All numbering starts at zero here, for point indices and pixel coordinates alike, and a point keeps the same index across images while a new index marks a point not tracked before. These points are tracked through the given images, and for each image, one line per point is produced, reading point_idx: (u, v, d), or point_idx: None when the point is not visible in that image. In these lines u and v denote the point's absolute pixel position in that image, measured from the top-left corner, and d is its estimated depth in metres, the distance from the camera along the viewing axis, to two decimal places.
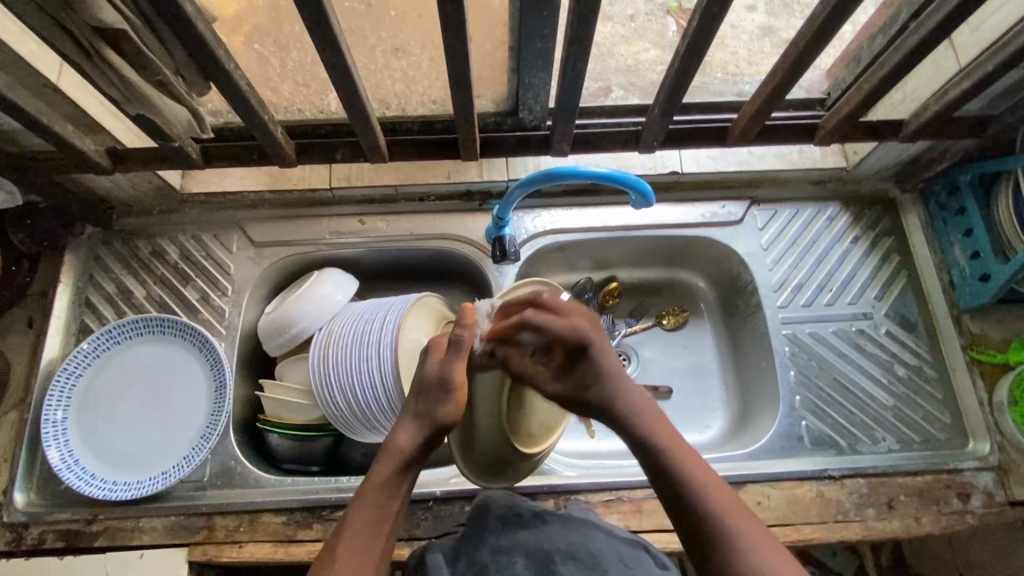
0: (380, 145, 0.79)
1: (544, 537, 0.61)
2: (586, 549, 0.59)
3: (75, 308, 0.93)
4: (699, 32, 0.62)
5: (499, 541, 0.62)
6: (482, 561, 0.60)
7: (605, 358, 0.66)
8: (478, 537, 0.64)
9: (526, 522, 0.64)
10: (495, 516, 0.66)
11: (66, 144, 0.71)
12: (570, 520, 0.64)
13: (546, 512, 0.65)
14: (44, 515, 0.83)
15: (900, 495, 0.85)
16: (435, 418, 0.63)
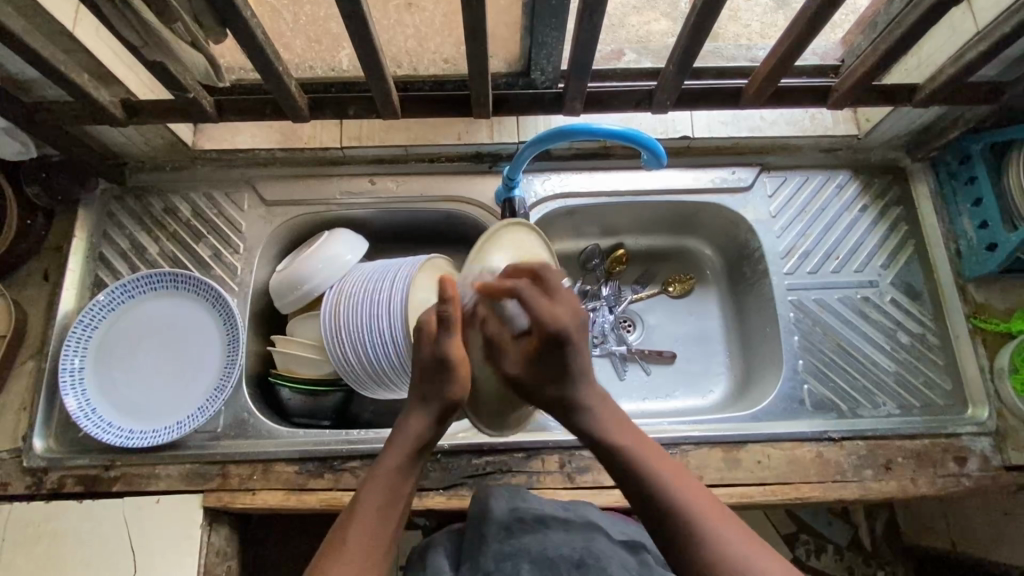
0: (392, 100, 0.79)
1: (547, 542, 0.72)
2: (589, 556, 0.70)
3: (90, 263, 0.95)
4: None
5: (504, 546, 0.71)
6: (489, 566, 0.70)
7: (569, 362, 0.65)
8: (480, 539, 0.73)
9: (527, 527, 0.74)
10: (497, 517, 0.74)
11: (83, 93, 0.71)
12: (572, 529, 0.74)
13: (546, 516, 0.75)
14: (63, 460, 0.85)
15: (898, 458, 0.86)
16: (442, 397, 0.65)
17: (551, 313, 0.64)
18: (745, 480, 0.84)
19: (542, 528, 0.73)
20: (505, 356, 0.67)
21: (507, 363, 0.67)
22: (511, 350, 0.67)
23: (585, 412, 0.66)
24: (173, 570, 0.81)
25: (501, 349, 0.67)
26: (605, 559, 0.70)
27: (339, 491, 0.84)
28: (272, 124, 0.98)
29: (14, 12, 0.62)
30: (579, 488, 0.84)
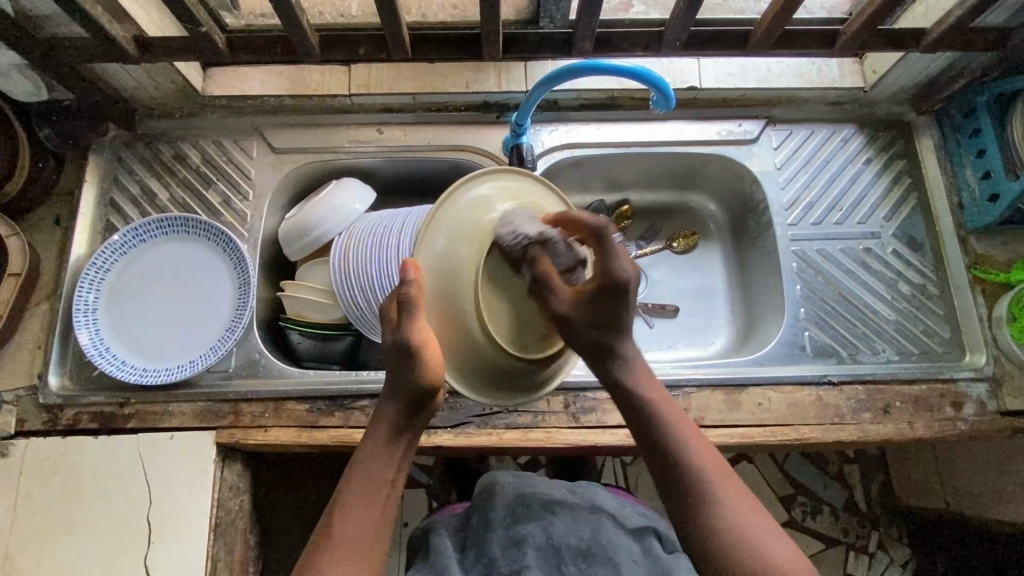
0: (403, 37, 0.79)
1: (553, 531, 0.80)
2: (592, 543, 0.78)
3: (101, 207, 0.96)
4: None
5: (507, 535, 0.79)
6: (496, 553, 0.78)
7: (624, 312, 0.62)
8: (487, 526, 0.82)
9: (532, 514, 0.82)
10: (501, 505, 0.83)
11: (97, 25, 0.71)
12: (578, 514, 0.82)
13: (550, 500, 0.84)
14: (78, 398, 0.87)
15: (897, 402, 0.88)
16: (412, 384, 0.62)
17: (620, 261, 0.61)
18: (746, 421, 0.86)
19: (548, 517, 0.81)
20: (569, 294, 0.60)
21: (559, 300, 0.59)
22: (564, 286, 0.60)
23: (623, 371, 0.66)
24: (188, 503, 0.83)
25: (552, 284, 0.59)
26: (608, 543, 0.79)
27: (350, 428, 0.86)
28: (280, 71, 0.99)
29: None
30: (583, 428, 0.86)
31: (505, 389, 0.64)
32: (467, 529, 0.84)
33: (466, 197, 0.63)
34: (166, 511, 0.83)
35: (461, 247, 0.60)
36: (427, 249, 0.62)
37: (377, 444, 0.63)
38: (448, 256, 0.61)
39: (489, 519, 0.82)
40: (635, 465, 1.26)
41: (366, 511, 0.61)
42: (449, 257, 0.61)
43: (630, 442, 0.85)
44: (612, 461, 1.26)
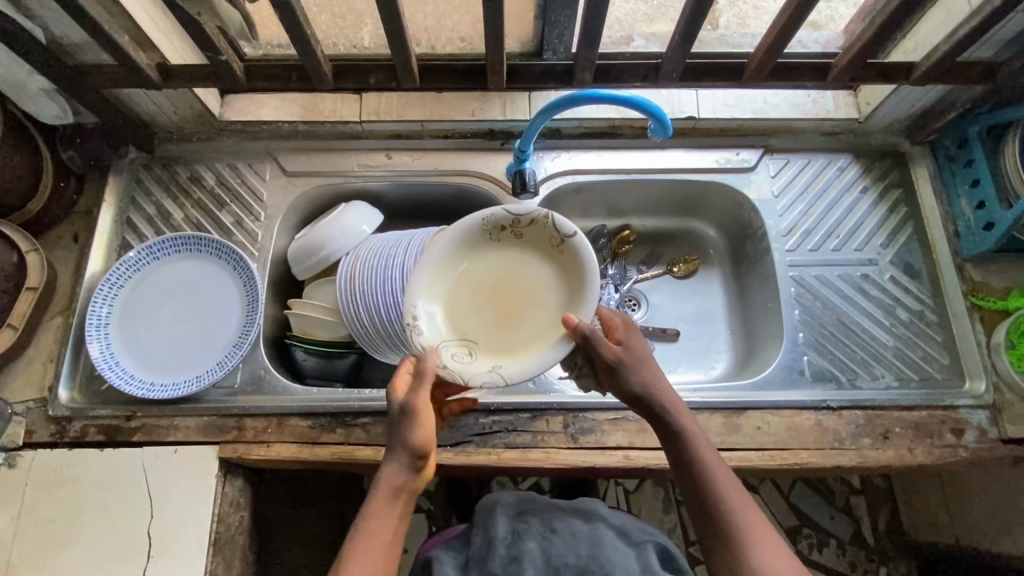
0: (412, 68, 0.82)
1: (552, 550, 0.80)
2: (591, 560, 0.78)
3: (118, 225, 0.99)
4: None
5: (507, 552, 0.80)
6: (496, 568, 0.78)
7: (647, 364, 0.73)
8: (489, 545, 0.82)
9: (534, 533, 0.83)
10: (502, 525, 0.84)
11: (122, 53, 0.76)
12: (577, 530, 0.83)
13: (552, 522, 0.85)
14: (86, 410, 0.89)
15: (896, 428, 0.88)
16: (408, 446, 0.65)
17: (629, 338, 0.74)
18: (745, 445, 0.86)
19: (548, 537, 0.82)
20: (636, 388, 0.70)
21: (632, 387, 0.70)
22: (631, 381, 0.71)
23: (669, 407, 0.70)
24: (189, 517, 0.84)
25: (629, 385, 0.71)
26: (607, 558, 0.79)
27: (350, 445, 0.87)
28: (295, 98, 1.03)
29: None
30: (581, 449, 0.86)
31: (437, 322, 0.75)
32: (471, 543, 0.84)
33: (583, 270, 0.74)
34: (168, 524, 0.84)
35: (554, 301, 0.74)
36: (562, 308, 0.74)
37: (405, 491, 0.65)
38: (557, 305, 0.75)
39: (489, 537, 0.82)
40: (637, 493, 1.25)
41: (388, 554, 0.63)
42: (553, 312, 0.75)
43: (629, 464, 0.85)
44: (613, 487, 1.26)
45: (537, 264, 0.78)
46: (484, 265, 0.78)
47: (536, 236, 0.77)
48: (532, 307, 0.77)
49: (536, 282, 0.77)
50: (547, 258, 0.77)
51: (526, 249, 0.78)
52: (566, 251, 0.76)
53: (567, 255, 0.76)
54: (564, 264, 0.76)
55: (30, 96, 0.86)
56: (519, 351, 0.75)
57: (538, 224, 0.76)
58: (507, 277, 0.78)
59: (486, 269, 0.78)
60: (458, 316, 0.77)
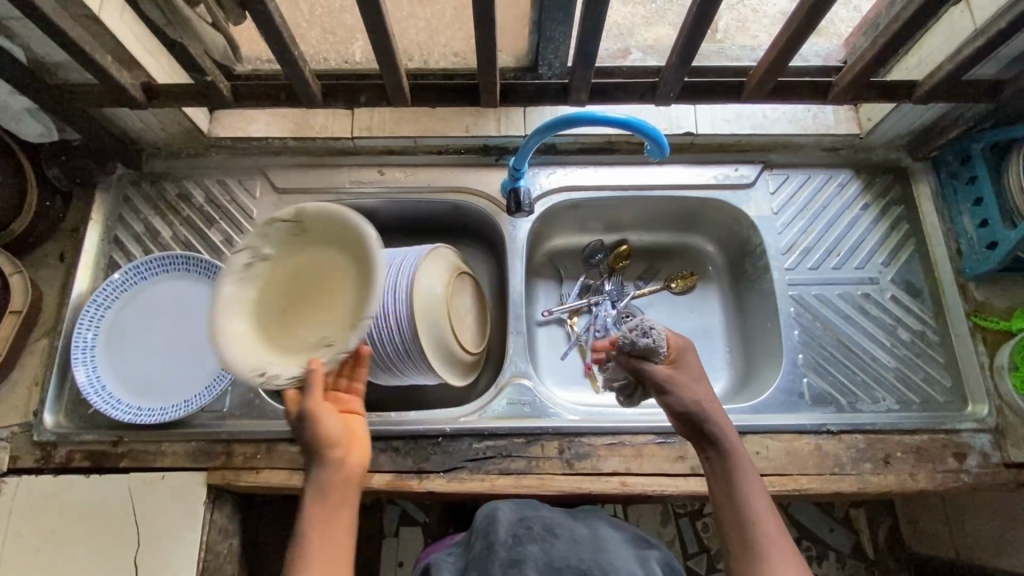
0: (403, 88, 0.81)
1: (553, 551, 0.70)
2: (594, 563, 0.69)
3: (105, 244, 0.97)
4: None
5: (508, 555, 0.70)
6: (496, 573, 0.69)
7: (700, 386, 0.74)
8: (489, 550, 0.72)
9: (534, 535, 0.73)
10: (503, 527, 0.75)
11: (104, 74, 0.74)
12: (580, 536, 0.74)
13: (552, 525, 0.75)
14: (72, 435, 0.87)
15: (897, 453, 0.87)
16: (310, 441, 0.66)
17: (687, 360, 0.77)
18: None
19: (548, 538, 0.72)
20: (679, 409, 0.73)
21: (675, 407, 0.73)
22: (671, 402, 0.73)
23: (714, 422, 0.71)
24: (176, 545, 0.82)
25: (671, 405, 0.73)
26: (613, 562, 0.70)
27: None
28: (285, 113, 1.01)
29: None
30: (577, 475, 0.84)
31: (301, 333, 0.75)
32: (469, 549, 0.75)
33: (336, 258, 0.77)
34: (156, 553, 0.82)
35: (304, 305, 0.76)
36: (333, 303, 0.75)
37: (330, 484, 0.64)
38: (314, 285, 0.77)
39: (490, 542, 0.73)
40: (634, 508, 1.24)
41: (337, 549, 0.62)
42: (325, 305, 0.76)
43: (625, 490, 0.83)
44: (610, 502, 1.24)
45: (347, 257, 0.76)
46: (268, 287, 0.76)
47: (313, 248, 0.78)
48: (355, 285, 0.75)
49: (331, 273, 0.77)
50: (342, 248, 0.76)
51: (317, 245, 0.77)
52: (307, 231, 0.77)
53: (316, 259, 0.78)
54: (310, 245, 0.77)
55: (13, 115, 0.85)
56: (348, 330, 0.72)
57: (303, 226, 0.76)
58: (271, 293, 0.77)
59: (287, 277, 0.78)
60: (284, 335, 0.75)
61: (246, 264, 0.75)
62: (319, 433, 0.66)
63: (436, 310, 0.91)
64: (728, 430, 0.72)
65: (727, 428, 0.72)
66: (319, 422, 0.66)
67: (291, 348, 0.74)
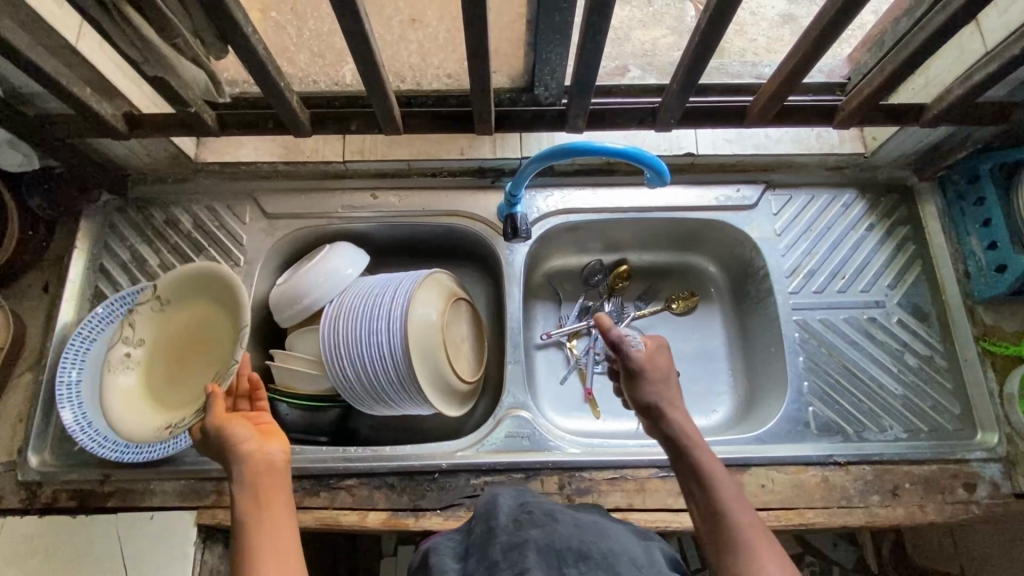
0: (393, 116, 0.79)
1: (554, 535, 0.60)
2: (596, 550, 0.58)
3: (90, 273, 0.94)
4: (715, 16, 0.62)
5: (509, 538, 0.60)
6: (494, 558, 0.58)
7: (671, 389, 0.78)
8: (488, 534, 0.62)
9: (536, 520, 0.63)
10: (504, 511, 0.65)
11: (83, 107, 0.71)
12: (583, 522, 0.63)
13: (553, 513, 0.65)
14: (58, 474, 0.85)
15: (906, 484, 0.85)
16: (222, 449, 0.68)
17: (659, 358, 0.79)
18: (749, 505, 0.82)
19: (550, 521, 0.62)
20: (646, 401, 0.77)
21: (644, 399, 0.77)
22: (642, 394, 0.77)
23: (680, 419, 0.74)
24: None
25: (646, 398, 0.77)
26: (616, 555, 0.59)
27: (335, 510, 0.83)
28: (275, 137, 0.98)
29: (16, 27, 0.63)
30: None
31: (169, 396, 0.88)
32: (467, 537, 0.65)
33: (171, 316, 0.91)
34: None
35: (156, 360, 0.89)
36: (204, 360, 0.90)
37: (249, 472, 0.65)
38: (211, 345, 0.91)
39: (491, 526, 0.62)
40: None
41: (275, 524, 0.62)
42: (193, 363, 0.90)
43: None
44: None
45: (213, 304, 0.91)
46: (155, 358, 0.89)
47: (174, 313, 0.91)
48: (228, 324, 0.89)
49: (206, 329, 0.91)
50: (204, 299, 0.92)
51: (181, 308, 0.91)
52: (201, 291, 0.91)
53: (183, 320, 0.91)
54: (204, 304, 0.92)
55: None
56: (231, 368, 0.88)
57: (164, 300, 0.90)
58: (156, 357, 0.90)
59: (166, 344, 0.90)
60: (177, 390, 0.88)
61: (128, 356, 0.87)
62: (231, 437, 0.68)
63: (432, 339, 0.89)
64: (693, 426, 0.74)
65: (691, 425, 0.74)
66: (226, 432, 0.69)
67: (191, 392, 0.88)
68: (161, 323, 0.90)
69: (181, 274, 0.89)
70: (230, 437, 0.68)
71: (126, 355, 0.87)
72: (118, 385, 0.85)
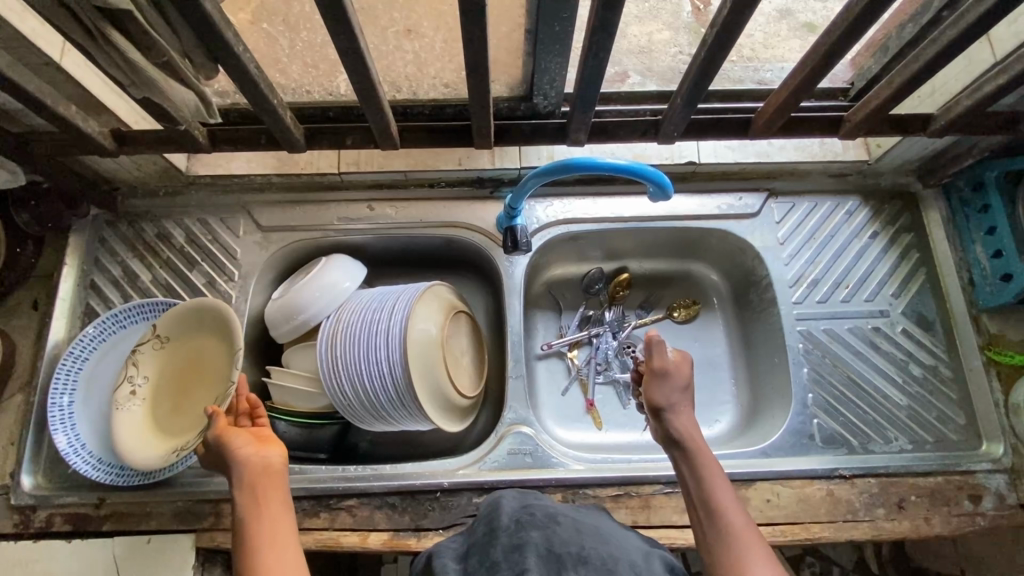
0: (391, 131, 0.77)
1: (555, 537, 0.56)
2: (597, 554, 0.54)
3: (80, 291, 0.92)
4: (719, 37, 0.61)
5: (512, 539, 0.56)
6: (495, 559, 0.54)
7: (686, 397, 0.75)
8: (489, 537, 0.59)
9: (536, 521, 0.59)
10: (506, 513, 0.61)
11: (70, 125, 0.69)
12: (581, 524, 0.59)
13: (555, 515, 0.61)
14: (51, 498, 0.83)
15: (911, 496, 0.84)
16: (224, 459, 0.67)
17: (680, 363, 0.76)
18: (754, 520, 0.82)
19: (552, 522, 0.58)
20: (658, 402, 0.74)
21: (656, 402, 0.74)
22: (655, 397, 0.74)
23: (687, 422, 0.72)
24: None
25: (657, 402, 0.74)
26: (618, 560, 0.55)
27: (335, 531, 0.82)
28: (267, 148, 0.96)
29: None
30: None
31: (178, 430, 0.83)
32: (470, 541, 0.61)
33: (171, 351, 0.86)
34: None
35: (161, 398, 0.85)
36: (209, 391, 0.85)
37: (248, 475, 0.65)
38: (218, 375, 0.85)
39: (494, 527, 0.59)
40: None
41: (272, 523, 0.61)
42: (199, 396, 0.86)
43: None
44: None
45: (210, 333, 0.86)
46: (159, 396, 0.85)
47: (175, 349, 0.87)
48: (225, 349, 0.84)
49: (208, 359, 0.86)
50: (203, 332, 0.87)
51: (180, 342, 0.87)
52: (199, 323, 0.86)
53: (183, 355, 0.87)
54: (205, 337, 0.87)
55: None
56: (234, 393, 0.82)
57: (167, 336, 0.86)
58: (162, 395, 0.85)
59: (169, 381, 0.86)
60: (181, 424, 0.84)
61: (133, 394, 0.83)
62: (228, 444, 0.67)
63: (431, 354, 0.87)
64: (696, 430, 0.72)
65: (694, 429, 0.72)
66: (224, 439, 0.68)
67: (192, 428, 0.83)
68: (164, 358, 0.86)
69: (176, 311, 0.85)
70: (228, 444, 0.67)
71: (131, 392, 0.83)
72: (123, 422, 0.81)
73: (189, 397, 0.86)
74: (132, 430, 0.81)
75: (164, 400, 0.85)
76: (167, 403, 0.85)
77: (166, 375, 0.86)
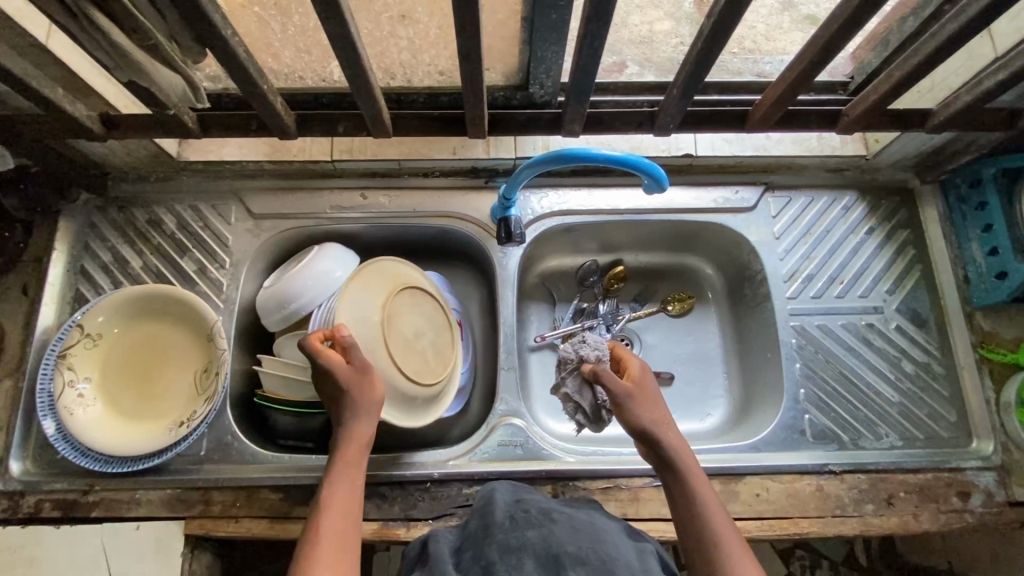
0: (383, 118, 0.76)
1: (553, 537, 0.56)
2: (596, 553, 0.54)
3: (70, 277, 0.91)
4: (717, 27, 0.60)
5: (508, 539, 0.56)
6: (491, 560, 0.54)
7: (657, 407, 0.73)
8: (484, 533, 0.59)
9: (531, 518, 0.59)
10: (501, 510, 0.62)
11: (57, 109, 0.68)
12: (579, 522, 0.59)
13: (550, 510, 0.62)
14: (40, 484, 0.83)
15: (900, 492, 0.84)
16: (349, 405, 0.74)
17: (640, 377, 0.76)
18: (743, 514, 0.82)
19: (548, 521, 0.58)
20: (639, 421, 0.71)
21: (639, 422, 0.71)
22: (634, 417, 0.71)
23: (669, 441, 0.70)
24: None
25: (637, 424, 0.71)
26: (618, 560, 0.55)
27: None
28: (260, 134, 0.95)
29: None
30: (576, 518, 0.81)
31: (159, 414, 0.85)
32: (465, 537, 0.61)
33: (112, 345, 0.86)
34: None
35: (121, 395, 0.85)
36: (174, 372, 0.88)
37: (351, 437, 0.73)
38: (180, 351, 0.88)
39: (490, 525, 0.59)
40: None
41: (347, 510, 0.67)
42: (162, 379, 0.87)
43: None
44: None
45: (155, 315, 0.88)
46: (106, 393, 0.84)
47: (113, 342, 0.86)
48: (182, 319, 0.88)
49: (160, 341, 0.88)
50: (146, 317, 0.88)
51: (122, 336, 0.87)
52: (137, 309, 0.87)
53: (127, 346, 0.87)
54: (149, 321, 0.88)
55: None
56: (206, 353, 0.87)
57: (102, 331, 0.85)
58: (119, 391, 0.85)
59: (122, 376, 0.86)
60: (156, 408, 0.86)
61: (80, 396, 0.82)
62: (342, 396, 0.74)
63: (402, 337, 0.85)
64: (683, 450, 0.70)
65: (682, 449, 0.70)
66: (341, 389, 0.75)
67: (168, 405, 0.86)
68: (109, 357, 0.86)
69: (109, 305, 0.85)
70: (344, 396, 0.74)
71: (78, 395, 0.82)
72: (89, 424, 0.81)
73: (150, 384, 0.87)
74: (106, 429, 0.82)
75: (125, 397, 0.85)
76: (127, 399, 0.85)
77: (115, 372, 0.86)
